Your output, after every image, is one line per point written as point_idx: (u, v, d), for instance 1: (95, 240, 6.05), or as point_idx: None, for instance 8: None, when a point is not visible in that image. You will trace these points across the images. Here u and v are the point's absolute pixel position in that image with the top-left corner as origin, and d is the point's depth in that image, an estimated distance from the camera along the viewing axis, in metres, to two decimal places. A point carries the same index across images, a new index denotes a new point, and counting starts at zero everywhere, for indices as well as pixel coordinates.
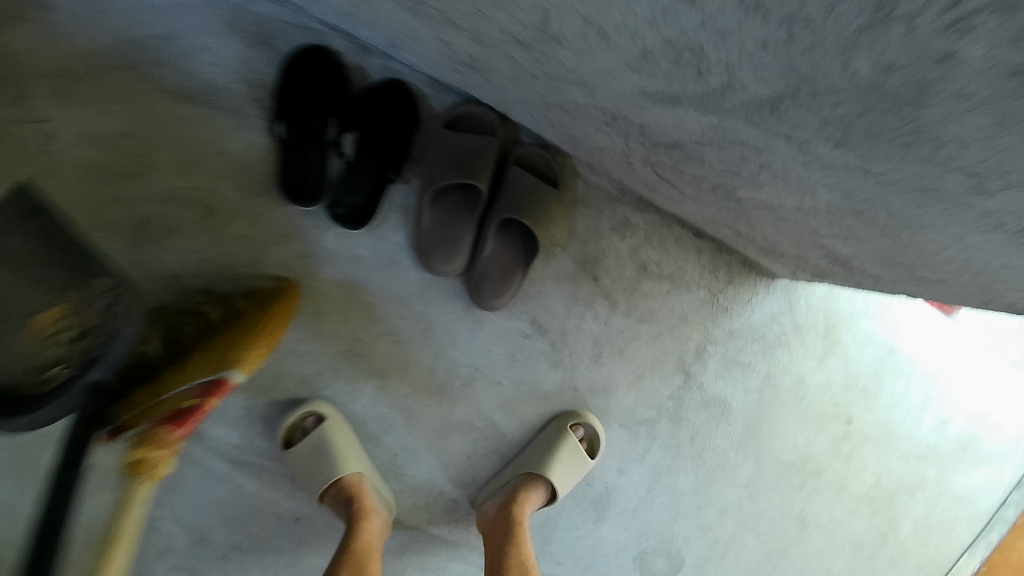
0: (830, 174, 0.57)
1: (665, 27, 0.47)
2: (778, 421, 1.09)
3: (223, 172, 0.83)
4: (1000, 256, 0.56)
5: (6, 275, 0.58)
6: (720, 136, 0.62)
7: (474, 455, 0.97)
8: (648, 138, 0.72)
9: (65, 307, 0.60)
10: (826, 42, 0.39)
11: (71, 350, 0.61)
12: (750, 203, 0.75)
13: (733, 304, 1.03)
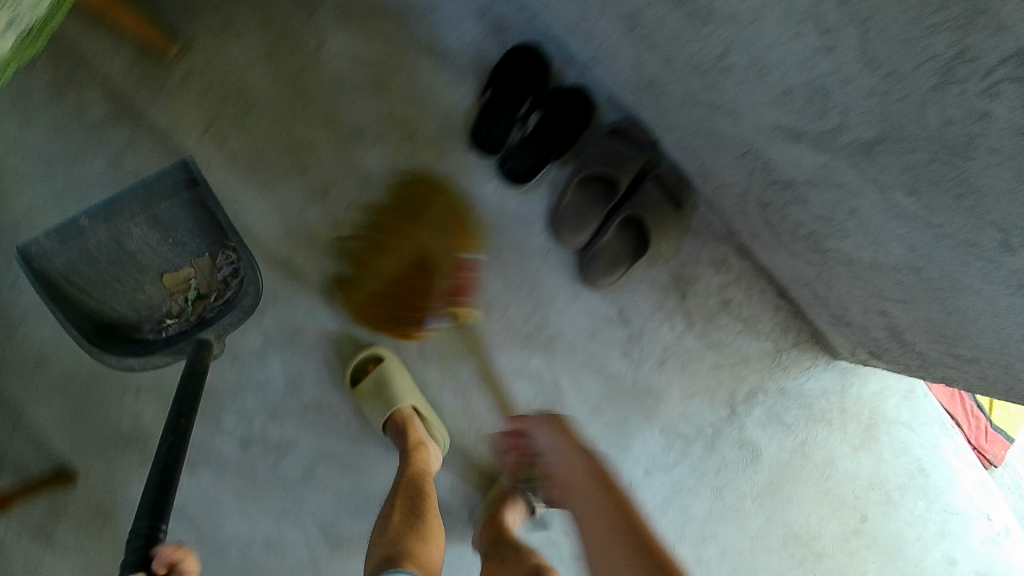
0: (903, 225, 0.76)
1: (809, 70, 0.70)
2: (798, 490, 1.16)
3: (431, 111, 1.08)
4: (1018, 323, 0.72)
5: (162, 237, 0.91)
6: (824, 178, 0.82)
7: (532, 406, 1.12)
8: (767, 175, 0.91)
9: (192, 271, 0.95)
10: (913, 95, 0.62)
11: (182, 311, 0.95)
12: (834, 254, 0.92)
13: (793, 366, 1.15)
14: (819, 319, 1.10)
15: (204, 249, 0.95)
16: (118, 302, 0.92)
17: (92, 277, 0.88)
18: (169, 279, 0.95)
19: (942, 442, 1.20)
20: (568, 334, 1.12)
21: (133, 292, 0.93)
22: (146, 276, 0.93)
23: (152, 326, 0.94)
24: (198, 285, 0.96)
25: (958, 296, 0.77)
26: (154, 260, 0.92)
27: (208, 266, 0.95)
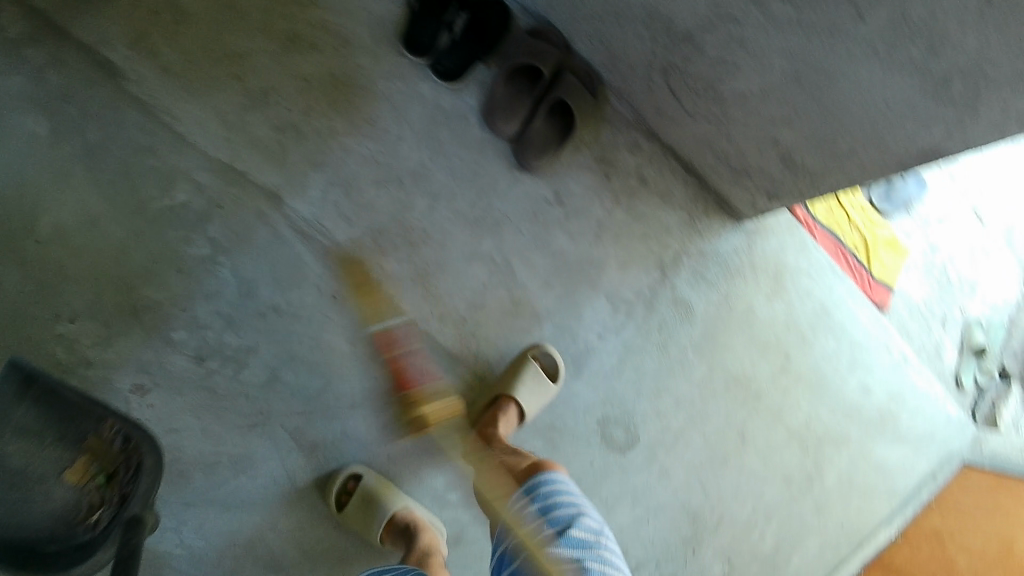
0: (784, 35, 0.92)
1: None
2: (734, 339, 1.33)
3: (362, 20, 1.17)
4: (883, 91, 0.90)
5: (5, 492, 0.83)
6: (715, 17, 0.97)
7: (488, 286, 1.19)
8: (670, 36, 1.05)
9: (90, 457, 0.92)
10: None
11: (100, 497, 0.93)
12: (729, 99, 1.10)
13: (706, 231, 1.32)
14: (722, 182, 1.28)
15: (82, 433, 0.91)
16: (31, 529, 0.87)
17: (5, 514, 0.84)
18: (72, 475, 0.90)
19: (838, 288, 1.43)
20: (513, 217, 1.20)
21: (41, 505, 0.87)
22: (50, 484, 0.88)
23: (81, 526, 0.91)
24: (101, 467, 0.93)
25: (831, 86, 0.95)
26: (45, 468, 0.87)
27: (107, 457, 0.93)
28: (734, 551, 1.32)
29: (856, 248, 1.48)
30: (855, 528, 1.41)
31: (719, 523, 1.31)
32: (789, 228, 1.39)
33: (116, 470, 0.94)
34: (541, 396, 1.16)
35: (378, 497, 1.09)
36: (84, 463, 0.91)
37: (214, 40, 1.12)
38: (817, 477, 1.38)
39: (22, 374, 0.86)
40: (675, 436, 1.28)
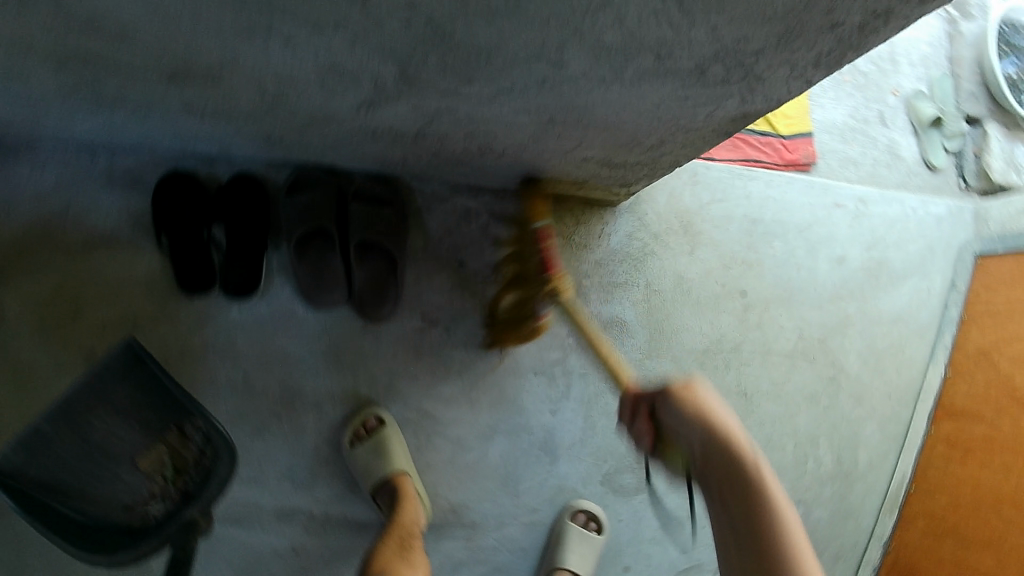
0: (504, 102, 0.72)
1: (315, 60, 0.65)
2: (680, 316, 1.22)
3: (139, 291, 1.08)
4: (655, 99, 0.68)
5: (120, 471, 0.98)
6: (425, 112, 0.78)
7: (424, 443, 1.13)
8: (403, 135, 0.87)
9: (166, 449, 1.00)
10: (361, 29, 0.58)
11: (160, 491, 0.99)
12: (514, 153, 0.91)
13: (590, 239, 1.18)
14: (570, 192, 1.13)
15: (168, 426, 1.00)
16: (107, 500, 0.96)
17: (78, 482, 0.95)
18: (144, 464, 0.99)
19: (753, 190, 1.28)
20: (400, 368, 1.13)
21: (110, 485, 0.97)
22: (122, 466, 0.98)
23: (140, 513, 0.97)
24: (172, 462, 1.00)
25: (592, 113, 0.73)
26: (124, 447, 0.98)
27: (186, 455, 1.00)
28: (801, 491, 1.31)
29: (758, 123, 1.30)
30: (905, 390, 1.37)
31: None
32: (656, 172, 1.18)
33: (182, 451, 1.00)
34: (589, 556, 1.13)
35: (386, 449, 1.08)
36: (160, 458, 0.99)
37: (22, 408, 1.04)
38: (838, 374, 1.33)
39: (128, 359, 0.96)
40: None
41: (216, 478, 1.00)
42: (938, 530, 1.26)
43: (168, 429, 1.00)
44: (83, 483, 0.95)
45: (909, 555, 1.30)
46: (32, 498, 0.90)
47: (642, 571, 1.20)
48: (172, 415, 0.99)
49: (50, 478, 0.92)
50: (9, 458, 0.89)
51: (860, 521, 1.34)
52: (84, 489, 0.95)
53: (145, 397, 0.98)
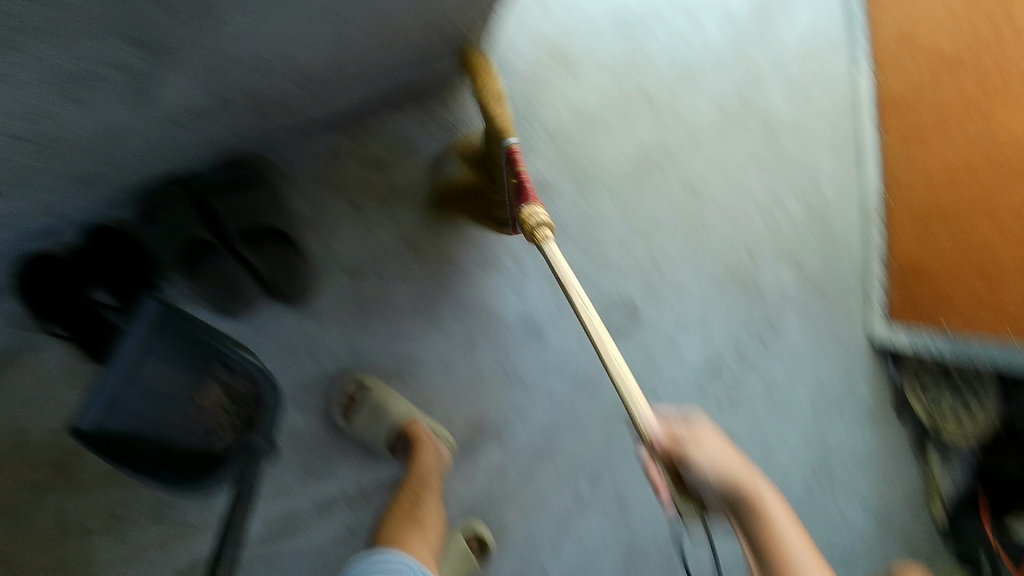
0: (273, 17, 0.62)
1: (42, 82, 0.55)
2: (593, 147, 1.16)
3: (67, 388, 1.04)
4: None
5: (173, 406, 0.86)
6: (210, 70, 0.68)
7: (415, 384, 1.12)
8: (212, 106, 0.78)
9: (224, 382, 0.88)
10: (52, 19, 0.48)
11: (232, 421, 0.88)
12: (331, 66, 0.82)
13: (467, 114, 1.10)
14: (420, 78, 1.03)
15: (213, 363, 0.86)
16: (185, 441, 0.86)
17: (152, 426, 0.84)
18: (206, 401, 0.87)
19: None
20: (353, 330, 1.08)
21: (180, 425, 0.86)
22: (181, 401, 0.87)
23: (215, 445, 0.87)
24: (231, 394, 0.88)
25: None
26: (178, 386, 0.86)
27: (238, 390, 0.88)
28: (786, 246, 1.28)
29: None
30: (840, 104, 1.32)
31: (750, 252, 1.27)
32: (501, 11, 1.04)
33: (239, 385, 0.88)
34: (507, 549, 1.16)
35: (386, 403, 1.07)
36: (218, 395, 0.88)
37: (27, 543, 1.02)
38: (772, 122, 1.27)
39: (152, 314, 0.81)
40: (653, 261, 1.22)
41: (270, 409, 0.88)
42: (926, 219, 1.23)
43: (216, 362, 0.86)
44: (161, 427, 0.85)
45: (907, 255, 1.27)
46: (118, 449, 0.81)
47: (671, 393, 1.25)
48: (214, 354, 0.85)
49: (121, 429, 0.81)
50: (86, 416, 0.78)
51: (852, 245, 1.32)
52: (163, 434, 0.85)
53: (185, 342, 0.85)
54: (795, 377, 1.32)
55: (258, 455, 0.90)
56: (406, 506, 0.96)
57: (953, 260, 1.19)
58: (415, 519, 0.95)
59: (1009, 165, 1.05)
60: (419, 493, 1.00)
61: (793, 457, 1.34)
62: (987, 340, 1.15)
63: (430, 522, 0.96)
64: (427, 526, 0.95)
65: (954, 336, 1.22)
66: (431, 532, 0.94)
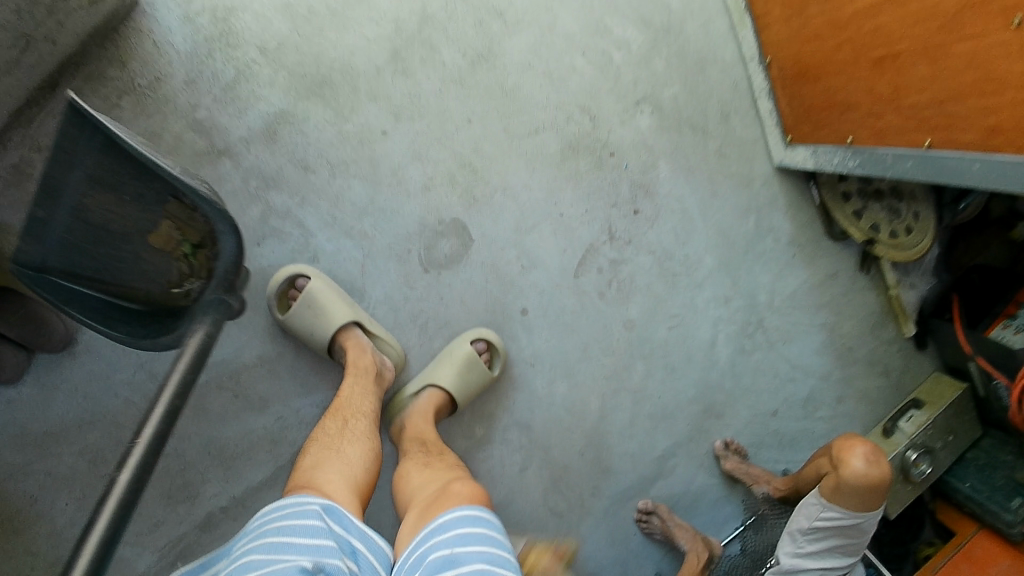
0: None
1: None
2: (330, 46, 0.92)
3: None
4: None
5: (119, 245, 0.65)
6: None
7: (238, 385, 1.02)
8: None
9: (173, 219, 0.66)
10: None
11: (192, 268, 0.69)
12: None
13: (152, 67, 0.87)
14: (66, 50, 0.81)
15: (159, 191, 0.64)
16: (143, 285, 0.68)
17: (98, 266, 0.64)
18: (159, 241, 0.67)
19: None
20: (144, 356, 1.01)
21: (135, 267, 0.67)
22: (126, 240, 0.66)
23: (179, 296, 0.69)
24: (189, 235, 0.68)
25: None
26: (128, 220, 0.65)
27: (191, 224, 0.67)
28: (633, 88, 1.03)
29: None
30: None
31: (586, 112, 1.02)
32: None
33: (193, 223, 0.67)
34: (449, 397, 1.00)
35: (321, 304, 0.93)
36: (170, 232, 0.67)
37: None
38: None
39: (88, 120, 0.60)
40: (464, 162, 0.98)
41: (233, 243, 0.65)
42: (797, 5, 0.93)
43: (170, 192, 0.64)
44: (109, 266, 0.65)
45: (787, 56, 0.99)
46: (58, 291, 0.62)
47: (541, 302, 1.07)
48: (165, 184, 0.64)
49: (61, 262, 0.62)
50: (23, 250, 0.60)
51: (722, 58, 1.06)
52: (111, 274, 0.66)
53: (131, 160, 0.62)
54: (691, 237, 1.12)
55: (224, 317, 0.67)
56: (326, 439, 0.81)
57: (838, 52, 0.90)
58: (337, 453, 0.77)
59: None
60: (347, 422, 0.84)
61: (712, 321, 1.18)
62: (899, 148, 0.89)
63: (359, 461, 0.78)
64: (351, 463, 0.77)
65: (858, 148, 0.95)
66: (358, 471, 0.76)
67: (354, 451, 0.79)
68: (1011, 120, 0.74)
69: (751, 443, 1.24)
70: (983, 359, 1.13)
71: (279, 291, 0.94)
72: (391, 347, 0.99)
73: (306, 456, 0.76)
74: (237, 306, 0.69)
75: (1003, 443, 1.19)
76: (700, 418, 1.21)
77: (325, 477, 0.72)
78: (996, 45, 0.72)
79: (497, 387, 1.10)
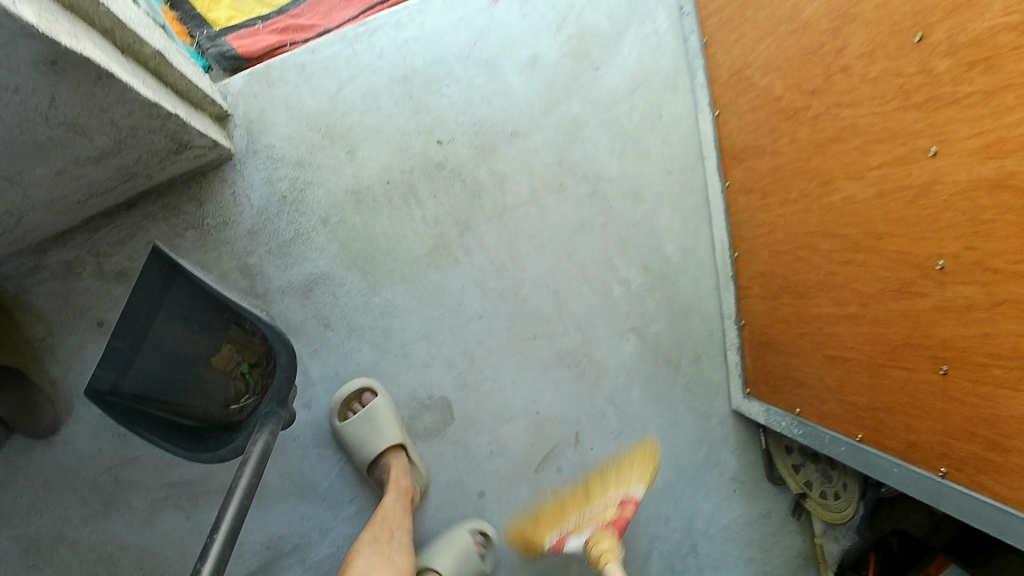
0: None
1: None
2: (382, 232, 1.04)
3: None
4: None
5: (187, 371, 0.81)
6: None
7: (194, 507, 1.03)
8: None
9: (236, 343, 0.83)
10: None
11: (247, 385, 0.85)
12: None
13: (224, 212, 0.99)
14: (152, 183, 0.93)
15: (228, 323, 0.82)
16: (203, 405, 0.83)
17: (167, 390, 0.80)
18: (220, 362, 0.83)
19: (383, 44, 1.04)
20: (115, 460, 1.00)
21: (199, 387, 0.83)
22: (195, 365, 0.82)
23: (234, 410, 0.85)
24: (245, 356, 0.84)
25: None
26: (198, 348, 0.81)
27: (251, 347, 0.84)
28: (625, 319, 1.18)
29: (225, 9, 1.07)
30: (684, 154, 1.18)
31: (581, 330, 1.15)
32: (201, 92, 0.87)
33: (251, 346, 0.84)
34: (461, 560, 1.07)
35: (377, 423, 1.02)
36: (232, 355, 0.84)
37: None
38: (597, 185, 1.14)
39: (165, 268, 0.75)
40: (466, 351, 1.09)
41: (285, 370, 0.75)
42: (773, 289, 1.10)
43: (236, 318, 0.82)
44: (177, 387, 0.81)
45: (759, 326, 1.16)
46: (133, 413, 0.77)
47: (499, 488, 1.15)
48: (235, 313, 0.81)
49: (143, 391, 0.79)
50: (100, 376, 0.75)
51: (705, 309, 1.22)
52: (179, 394, 0.82)
53: (208, 301, 0.79)
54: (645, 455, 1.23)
55: (277, 426, 0.78)
56: (377, 547, 0.93)
57: (800, 340, 1.07)
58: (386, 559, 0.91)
59: (872, 253, 0.89)
60: (393, 532, 0.95)
61: (649, 537, 1.26)
62: (837, 432, 1.04)
63: (403, 566, 0.91)
64: (397, 570, 0.90)
65: (804, 420, 1.10)
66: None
67: (402, 558, 0.93)
68: (928, 442, 0.89)
69: None
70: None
71: (345, 399, 1.03)
72: (421, 479, 1.09)
73: (358, 558, 0.89)
74: (286, 416, 0.81)
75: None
76: None
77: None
78: (920, 381, 0.87)
79: None
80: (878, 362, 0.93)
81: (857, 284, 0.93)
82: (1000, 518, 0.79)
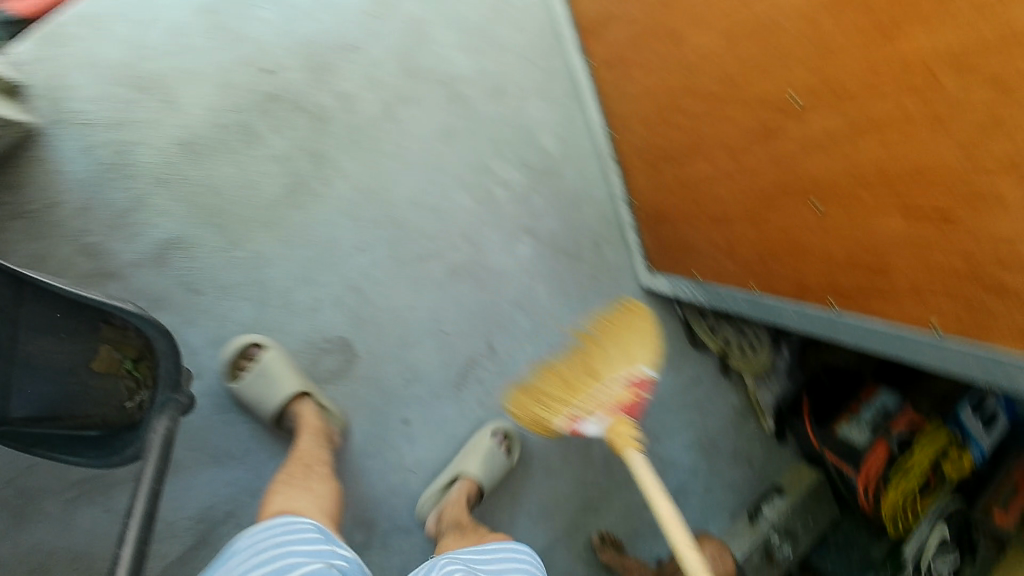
0: None
1: None
2: (227, 178, 0.97)
3: None
4: None
5: (50, 377, 0.70)
6: None
7: (110, 498, 1.01)
8: None
9: (111, 340, 0.70)
10: None
11: (138, 380, 0.72)
12: None
13: (43, 193, 0.89)
14: None
15: (89, 319, 0.69)
16: (91, 408, 0.73)
17: (55, 408, 0.72)
18: (101, 365, 0.72)
19: None
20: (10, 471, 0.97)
21: (87, 396, 0.72)
22: (74, 372, 0.71)
23: (134, 410, 0.73)
24: (123, 350, 0.71)
25: None
26: (69, 357, 0.71)
27: (115, 338, 0.70)
28: (516, 220, 1.13)
29: None
30: (536, 37, 1.13)
31: (469, 240, 1.11)
32: None
33: (127, 340, 0.70)
34: (493, 466, 1.12)
35: (271, 373, 0.98)
36: (111, 355, 0.71)
37: None
38: (451, 84, 1.08)
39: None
40: (354, 282, 1.05)
41: (167, 356, 0.68)
42: (654, 164, 1.06)
43: (85, 307, 0.68)
44: (65, 399, 0.72)
45: (649, 203, 1.12)
46: (28, 437, 0.71)
47: (422, 413, 1.13)
48: (86, 308, 0.68)
49: (35, 407, 0.71)
50: None
51: (595, 196, 1.18)
52: (71, 406, 0.72)
53: (65, 304, 0.67)
54: (567, 350, 1.22)
55: (177, 411, 0.71)
56: (291, 484, 0.92)
57: (685, 205, 1.04)
58: (307, 488, 0.91)
59: (728, 101, 0.87)
60: (310, 467, 0.95)
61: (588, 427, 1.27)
62: (733, 288, 1.04)
63: (325, 493, 0.93)
64: (320, 495, 0.91)
65: (703, 283, 1.10)
66: (328, 503, 0.91)
67: (321, 488, 0.93)
68: (813, 278, 0.89)
69: (625, 535, 1.35)
70: (829, 456, 1.31)
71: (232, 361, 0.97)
72: (331, 415, 1.05)
73: (276, 495, 0.89)
74: (186, 400, 0.73)
75: (857, 525, 1.36)
76: (579, 514, 1.31)
77: (299, 506, 0.87)
78: (801, 223, 0.86)
79: (377, 495, 1.11)
80: (755, 210, 0.92)
81: (723, 136, 0.90)
82: (893, 334, 0.82)
